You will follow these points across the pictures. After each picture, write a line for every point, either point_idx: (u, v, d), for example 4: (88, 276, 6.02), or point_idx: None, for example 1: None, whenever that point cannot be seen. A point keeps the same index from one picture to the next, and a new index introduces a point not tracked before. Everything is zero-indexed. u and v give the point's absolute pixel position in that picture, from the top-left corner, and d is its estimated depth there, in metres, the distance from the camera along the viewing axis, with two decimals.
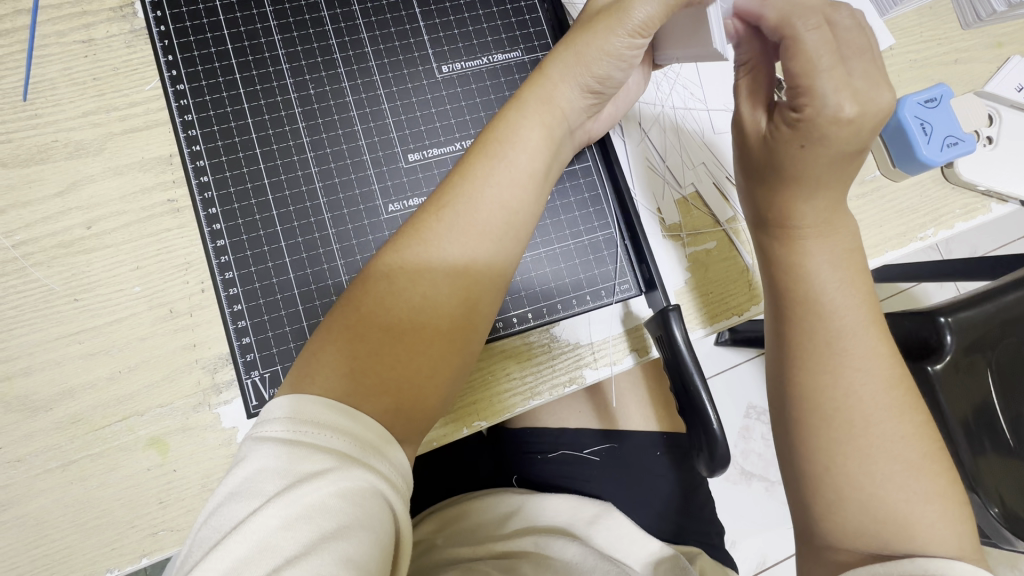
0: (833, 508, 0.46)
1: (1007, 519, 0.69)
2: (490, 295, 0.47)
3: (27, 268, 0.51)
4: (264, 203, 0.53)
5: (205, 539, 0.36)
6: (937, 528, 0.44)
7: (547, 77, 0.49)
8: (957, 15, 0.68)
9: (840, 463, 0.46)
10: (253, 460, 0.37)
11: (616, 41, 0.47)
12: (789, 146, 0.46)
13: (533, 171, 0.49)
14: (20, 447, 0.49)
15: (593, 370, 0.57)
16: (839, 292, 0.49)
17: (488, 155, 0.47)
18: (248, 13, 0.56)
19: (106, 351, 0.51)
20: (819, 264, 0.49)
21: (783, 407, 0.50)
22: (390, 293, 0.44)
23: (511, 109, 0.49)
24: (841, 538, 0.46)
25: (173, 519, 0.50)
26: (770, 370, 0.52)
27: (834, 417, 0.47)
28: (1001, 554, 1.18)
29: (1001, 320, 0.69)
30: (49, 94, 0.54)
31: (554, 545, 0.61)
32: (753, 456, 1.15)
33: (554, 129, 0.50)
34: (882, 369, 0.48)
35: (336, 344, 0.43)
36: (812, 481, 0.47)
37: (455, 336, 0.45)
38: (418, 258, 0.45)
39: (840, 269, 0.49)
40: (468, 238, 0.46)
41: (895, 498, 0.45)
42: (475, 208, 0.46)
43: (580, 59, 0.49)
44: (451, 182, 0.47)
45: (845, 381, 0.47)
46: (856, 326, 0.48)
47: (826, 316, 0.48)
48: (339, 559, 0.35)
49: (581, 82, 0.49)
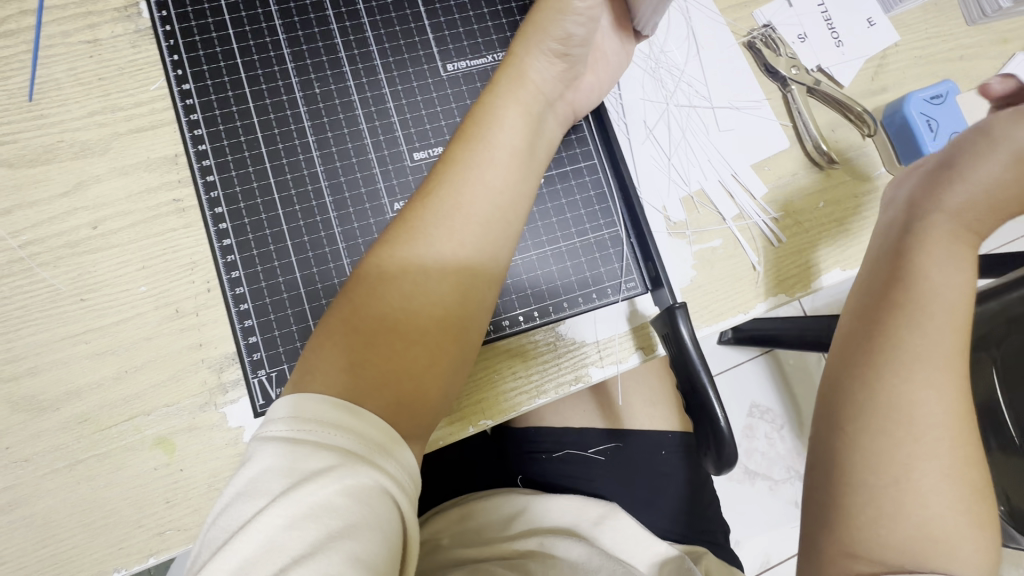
0: (879, 518, 0.45)
1: (1014, 518, 0.69)
2: (483, 277, 0.47)
3: (33, 268, 0.51)
4: (270, 202, 0.53)
5: (213, 539, 0.36)
6: (968, 542, 0.44)
7: (518, 55, 0.50)
8: (962, 11, 0.68)
9: (907, 476, 0.45)
10: (259, 460, 0.37)
11: (572, 1, 0.47)
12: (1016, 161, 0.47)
13: (516, 147, 0.49)
14: (27, 447, 0.49)
15: (599, 368, 0.57)
16: (936, 307, 0.49)
17: (469, 138, 0.48)
18: (253, 12, 0.56)
19: (112, 350, 0.51)
20: (936, 275, 0.50)
21: (838, 417, 0.49)
22: (380, 282, 0.44)
23: (487, 91, 0.50)
24: (875, 548, 0.44)
25: (180, 519, 0.50)
26: (834, 374, 0.51)
27: (905, 432, 0.46)
28: (1005, 553, 1.18)
29: (1005, 318, 0.69)
30: (54, 94, 0.54)
31: (559, 545, 0.61)
32: (757, 455, 1.15)
33: (531, 105, 0.50)
34: (953, 395, 0.47)
35: (330, 342, 0.43)
36: (859, 489, 0.46)
37: (447, 320, 0.45)
38: (407, 248, 0.45)
39: (944, 297, 0.49)
40: (455, 221, 0.46)
41: (945, 515, 0.44)
42: (458, 190, 0.47)
43: (538, 28, 0.49)
44: (435, 170, 0.48)
45: (922, 397, 0.47)
46: (936, 329, 0.48)
47: (922, 330, 0.48)
48: (348, 558, 0.35)
49: (546, 50, 0.50)
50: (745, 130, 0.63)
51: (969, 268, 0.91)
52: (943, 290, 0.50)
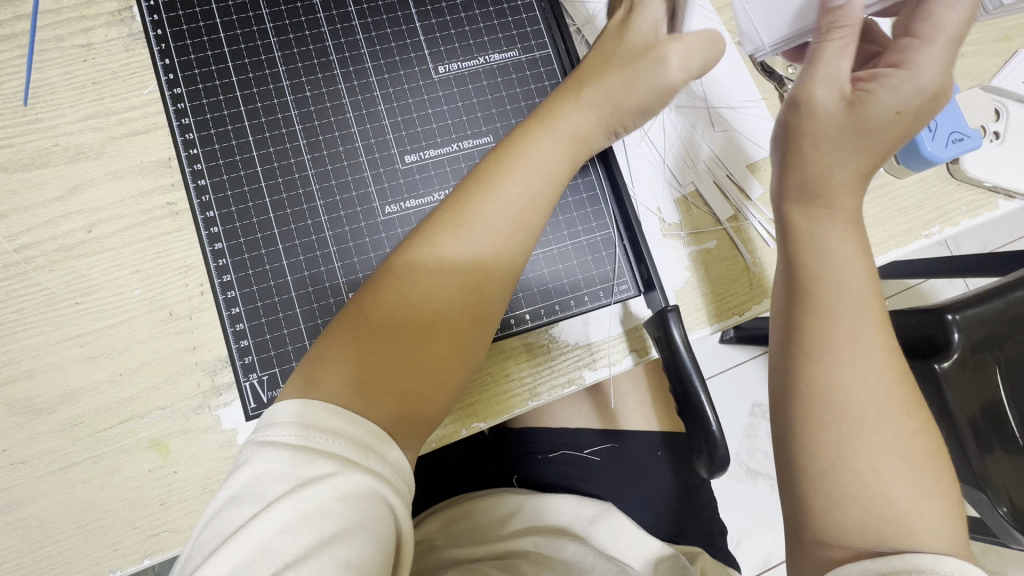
0: (835, 504, 0.45)
1: (1016, 519, 0.68)
2: (496, 308, 0.46)
3: (28, 272, 0.52)
4: (261, 206, 0.53)
5: (206, 544, 0.36)
6: (942, 534, 0.44)
7: (577, 103, 0.50)
8: None
9: (850, 458, 0.45)
10: (254, 465, 0.37)
11: (649, 77, 0.50)
12: (886, 101, 0.46)
13: (550, 187, 0.48)
14: (23, 449, 0.50)
15: (592, 371, 0.58)
16: (851, 278, 0.48)
17: (507, 165, 0.47)
18: (244, 16, 0.56)
19: (106, 354, 0.52)
20: (846, 266, 0.48)
21: (782, 412, 0.49)
22: (401, 302, 0.44)
23: (535, 125, 0.49)
24: (837, 535, 0.45)
25: (173, 521, 0.51)
26: (774, 365, 0.51)
27: (847, 419, 0.46)
28: (1011, 553, 1.17)
29: (1010, 317, 0.68)
30: (48, 99, 0.54)
31: (555, 545, 0.61)
32: (758, 455, 1.14)
33: (578, 154, 0.50)
34: (888, 375, 0.47)
35: (344, 347, 0.42)
36: (810, 483, 0.46)
37: (462, 348, 0.45)
38: (429, 267, 0.44)
39: (858, 275, 0.48)
40: (485, 248, 0.46)
41: (900, 498, 0.44)
42: (490, 219, 0.46)
43: (612, 87, 0.50)
44: (466, 193, 0.47)
45: (857, 384, 0.46)
46: (863, 317, 0.47)
47: (830, 320, 0.48)
48: (340, 563, 0.35)
49: (606, 111, 0.50)
50: (741, 131, 0.63)
51: (974, 267, 0.90)
52: (853, 254, 0.49)
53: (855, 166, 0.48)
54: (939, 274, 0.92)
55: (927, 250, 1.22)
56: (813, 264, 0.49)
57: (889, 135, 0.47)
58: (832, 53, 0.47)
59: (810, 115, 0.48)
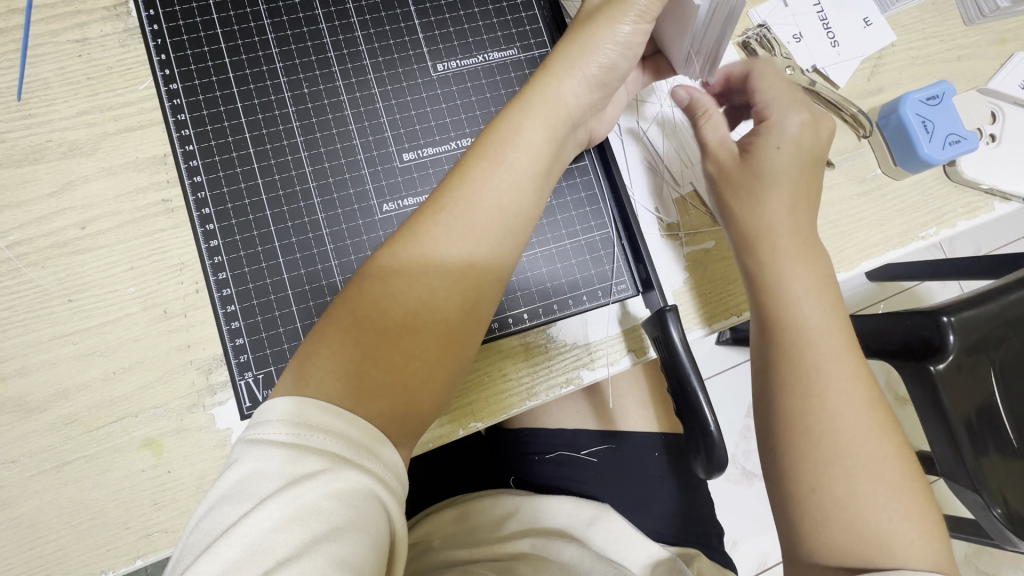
0: (822, 524, 0.45)
1: (1011, 521, 0.68)
2: (489, 295, 0.46)
3: (21, 269, 0.51)
4: (258, 203, 0.53)
5: (197, 543, 0.35)
6: (926, 535, 0.45)
7: (556, 75, 0.48)
8: (960, 11, 0.67)
9: (835, 479, 0.45)
10: (247, 462, 0.37)
11: (621, 29, 0.48)
12: (766, 146, 0.50)
13: (534, 174, 0.47)
14: (14, 448, 0.49)
15: (590, 371, 0.58)
16: (814, 299, 0.49)
17: (485, 154, 0.46)
18: (241, 12, 0.56)
19: (100, 351, 0.51)
20: (799, 270, 0.49)
21: (768, 420, 0.49)
22: (384, 298, 0.43)
23: (516, 110, 0.47)
24: (830, 553, 0.45)
25: (166, 521, 0.50)
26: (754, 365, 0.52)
27: (842, 432, 0.46)
28: (1005, 554, 1.17)
29: (1004, 320, 0.68)
30: (43, 93, 0.53)
31: (551, 546, 0.61)
32: (754, 456, 1.15)
33: (559, 129, 0.48)
34: (859, 392, 0.47)
35: (335, 343, 0.42)
36: (801, 497, 0.46)
37: (451, 341, 0.44)
38: (415, 263, 0.44)
39: (817, 292, 0.49)
40: (468, 239, 0.45)
41: (878, 509, 0.45)
42: (473, 210, 0.45)
43: (586, 52, 0.48)
44: (450, 184, 0.46)
45: (835, 396, 0.47)
46: (825, 318, 0.48)
47: (806, 330, 0.48)
48: (334, 560, 0.34)
49: (585, 77, 0.49)
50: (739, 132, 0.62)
51: (970, 269, 0.90)
52: (811, 287, 0.49)
53: (772, 203, 0.50)
54: (936, 276, 0.93)
55: (923, 252, 1.23)
56: (778, 280, 0.49)
57: (789, 171, 0.50)
58: (711, 125, 0.54)
59: (718, 179, 0.53)
